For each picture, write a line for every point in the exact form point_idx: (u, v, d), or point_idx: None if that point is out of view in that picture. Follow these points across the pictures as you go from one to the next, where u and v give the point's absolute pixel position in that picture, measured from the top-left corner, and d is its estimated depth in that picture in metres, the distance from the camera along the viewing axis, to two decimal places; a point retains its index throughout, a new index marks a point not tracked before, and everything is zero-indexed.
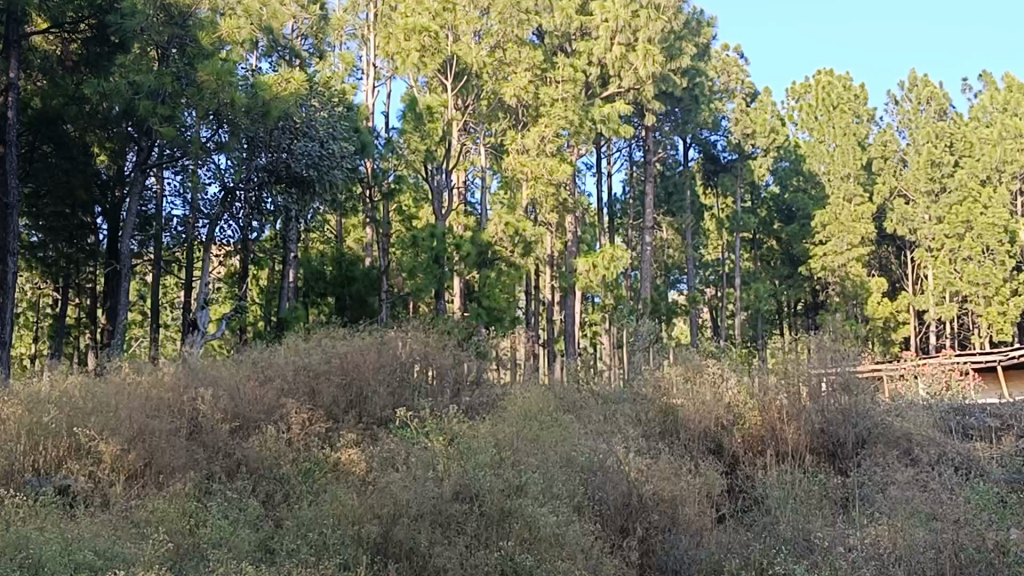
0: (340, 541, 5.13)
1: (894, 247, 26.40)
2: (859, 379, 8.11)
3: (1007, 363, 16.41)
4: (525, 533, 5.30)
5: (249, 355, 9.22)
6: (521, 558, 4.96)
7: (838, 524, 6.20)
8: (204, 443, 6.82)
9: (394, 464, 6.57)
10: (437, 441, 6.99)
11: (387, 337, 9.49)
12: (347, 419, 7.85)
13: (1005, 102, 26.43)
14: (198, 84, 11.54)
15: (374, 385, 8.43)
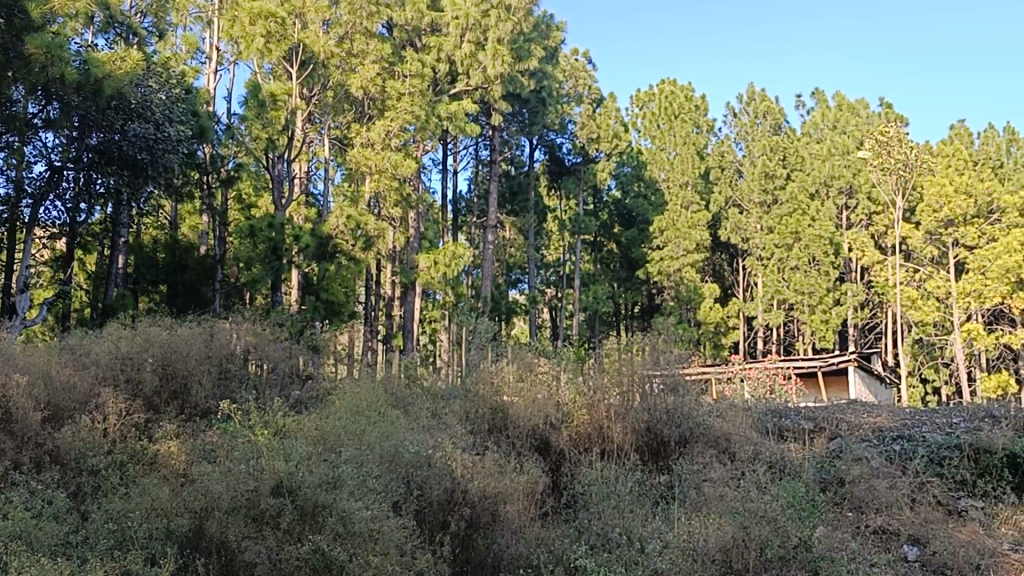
0: (148, 536, 4.62)
1: (727, 255, 27.47)
2: (685, 381, 7.62)
3: (827, 369, 17.13)
4: (338, 527, 4.53)
5: (68, 341, 8.41)
6: (333, 550, 4.33)
7: (662, 521, 5.52)
8: (11, 431, 6.18)
9: (215, 457, 6.01)
10: (261, 433, 6.23)
11: (215, 326, 8.61)
12: (168, 410, 7.22)
13: (835, 120, 27.86)
14: (25, 57, 10.16)
15: (201, 375, 7.68)
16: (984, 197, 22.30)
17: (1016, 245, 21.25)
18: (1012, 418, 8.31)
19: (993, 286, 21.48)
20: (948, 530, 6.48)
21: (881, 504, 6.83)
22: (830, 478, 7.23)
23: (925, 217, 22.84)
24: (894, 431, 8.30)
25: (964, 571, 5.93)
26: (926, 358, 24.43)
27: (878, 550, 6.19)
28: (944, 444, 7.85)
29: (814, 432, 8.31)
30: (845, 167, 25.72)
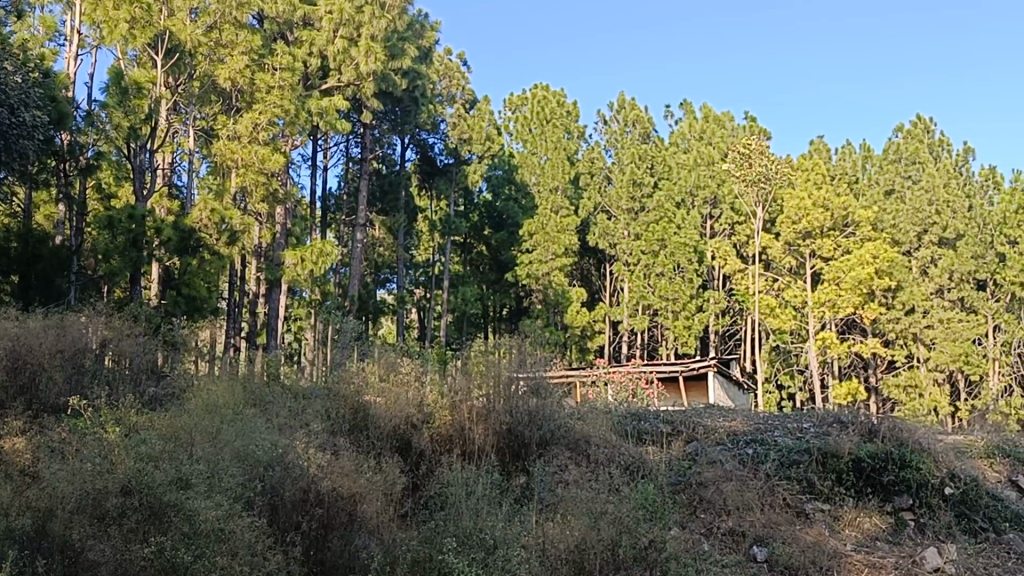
0: None
1: (595, 260, 27.81)
2: (549, 384, 7.65)
3: (689, 374, 17.47)
4: (184, 527, 4.39)
5: None
6: (178, 553, 4.20)
7: (517, 523, 5.48)
8: None
9: (62, 454, 5.78)
10: (112, 431, 6.01)
11: (67, 318, 8.28)
12: (14, 406, 6.93)
13: (701, 131, 28.52)
14: None
15: (50, 370, 7.39)
16: (840, 210, 23.17)
17: (868, 259, 22.18)
18: (859, 423, 8.60)
19: (846, 297, 22.38)
20: (797, 531, 6.76)
21: (734, 506, 6.99)
22: (684, 481, 7.37)
23: (784, 227, 23.58)
24: (748, 435, 8.52)
25: (809, 571, 6.27)
26: (783, 365, 25.20)
27: (729, 551, 6.44)
28: (794, 449, 8.10)
29: (671, 435, 8.46)
30: (710, 177, 26.62)
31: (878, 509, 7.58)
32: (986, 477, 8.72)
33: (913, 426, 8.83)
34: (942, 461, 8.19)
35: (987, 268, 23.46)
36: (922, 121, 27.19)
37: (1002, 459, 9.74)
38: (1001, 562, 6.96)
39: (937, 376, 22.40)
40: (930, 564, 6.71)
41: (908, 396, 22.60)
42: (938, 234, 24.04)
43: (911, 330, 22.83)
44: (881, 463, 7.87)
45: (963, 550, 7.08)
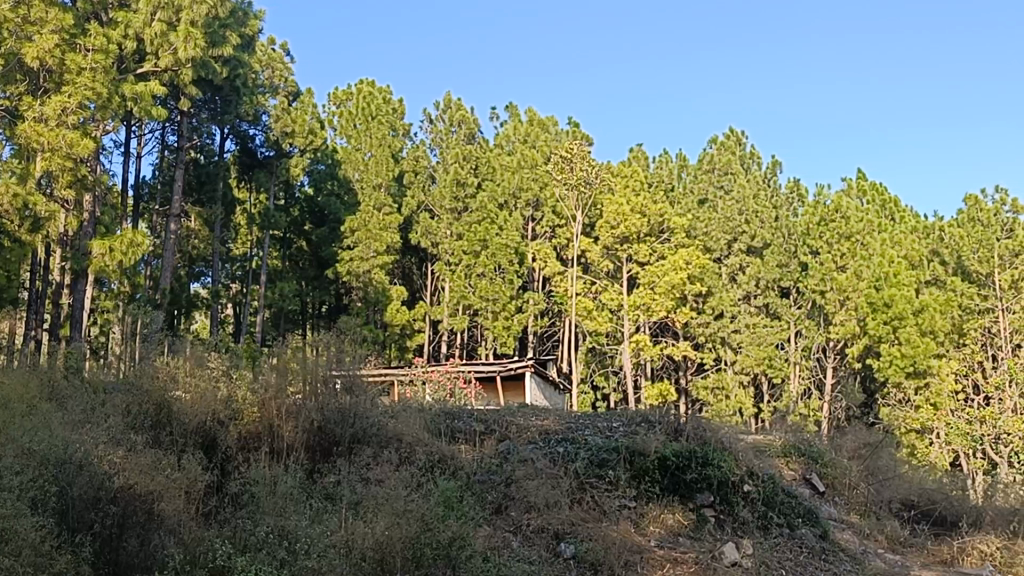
0: None
1: (416, 259, 27.71)
2: (360, 382, 7.66)
3: (506, 374, 17.64)
4: None
5: None
6: None
7: (320, 522, 5.38)
8: None
9: None
10: None
11: None
12: None
13: (525, 134, 28.94)
14: None
15: None
16: (656, 217, 23.98)
17: (681, 264, 23.20)
18: (665, 422, 8.84)
19: (660, 301, 23.20)
20: (602, 527, 6.93)
21: (543, 503, 7.04)
22: (493, 480, 7.41)
23: (603, 232, 24.03)
24: (559, 434, 8.63)
25: (616, 568, 6.45)
26: (598, 366, 25.68)
27: (536, 548, 6.50)
28: (603, 447, 8.26)
29: (484, 434, 8.50)
30: (533, 180, 26.76)
31: (681, 506, 7.81)
32: (782, 476, 9.14)
33: (716, 427, 9.15)
34: (742, 460, 8.59)
35: (791, 276, 24.63)
36: (734, 134, 28.20)
37: (798, 458, 10.23)
38: (793, 556, 7.49)
39: (742, 378, 23.24)
40: (728, 559, 6.97)
41: (715, 398, 23.16)
42: (747, 243, 24.93)
43: (719, 334, 23.87)
44: (685, 461, 8.10)
45: (759, 545, 7.51)
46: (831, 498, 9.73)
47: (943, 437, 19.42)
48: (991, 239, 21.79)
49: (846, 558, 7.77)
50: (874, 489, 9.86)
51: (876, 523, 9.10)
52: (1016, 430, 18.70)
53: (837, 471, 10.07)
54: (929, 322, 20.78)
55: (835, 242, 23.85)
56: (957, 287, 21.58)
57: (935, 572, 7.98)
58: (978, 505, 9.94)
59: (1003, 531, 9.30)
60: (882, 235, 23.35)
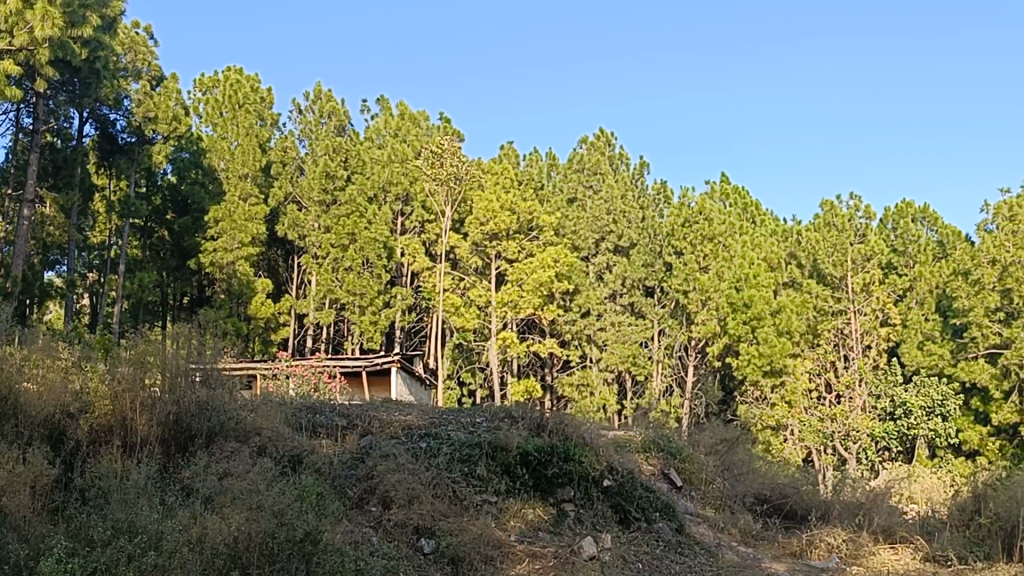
0: None
1: (283, 251, 27.30)
2: (219, 374, 7.51)
3: (371, 369, 17.55)
4: None
5: None
6: None
7: (172, 517, 5.25)
8: None
9: None
10: None
11: None
12: None
13: (396, 128, 28.83)
14: None
15: None
16: (525, 214, 24.21)
17: (550, 262, 23.44)
18: (528, 418, 8.92)
19: (528, 298, 23.32)
20: (463, 522, 6.94)
21: (404, 499, 7.02)
22: (353, 476, 7.35)
23: (472, 228, 24.05)
24: (422, 429, 8.59)
25: (475, 564, 6.47)
26: (464, 363, 25.65)
27: (396, 544, 6.47)
28: (465, 442, 8.25)
29: (346, 429, 8.40)
30: (403, 174, 26.88)
31: (542, 501, 7.90)
32: (641, 471, 9.34)
33: (578, 422, 9.29)
34: (603, 455, 8.73)
35: (655, 275, 25.18)
36: (603, 135, 28.63)
37: (657, 454, 10.40)
38: (650, 550, 7.64)
39: (606, 376, 23.53)
40: (585, 553, 7.08)
41: (580, 395, 23.27)
42: (613, 242, 25.32)
43: (586, 331, 24.04)
44: (545, 457, 8.19)
45: (617, 539, 7.66)
46: (688, 492, 9.95)
47: (796, 434, 19.89)
48: (845, 243, 22.46)
49: (701, 551, 7.99)
50: (728, 484, 10.20)
51: (730, 517, 9.35)
52: (865, 427, 19.49)
53: (694, 466, 10.33)
54: (785, 323, 21.55)
55: (697, 244, 24.15)
56: (812, 288, 22.31)
57: (785, 564, 8.24)
58: (826, 498, 10.33)
59: (848, 523, 9.66)
60: (742, 238, 24.10)
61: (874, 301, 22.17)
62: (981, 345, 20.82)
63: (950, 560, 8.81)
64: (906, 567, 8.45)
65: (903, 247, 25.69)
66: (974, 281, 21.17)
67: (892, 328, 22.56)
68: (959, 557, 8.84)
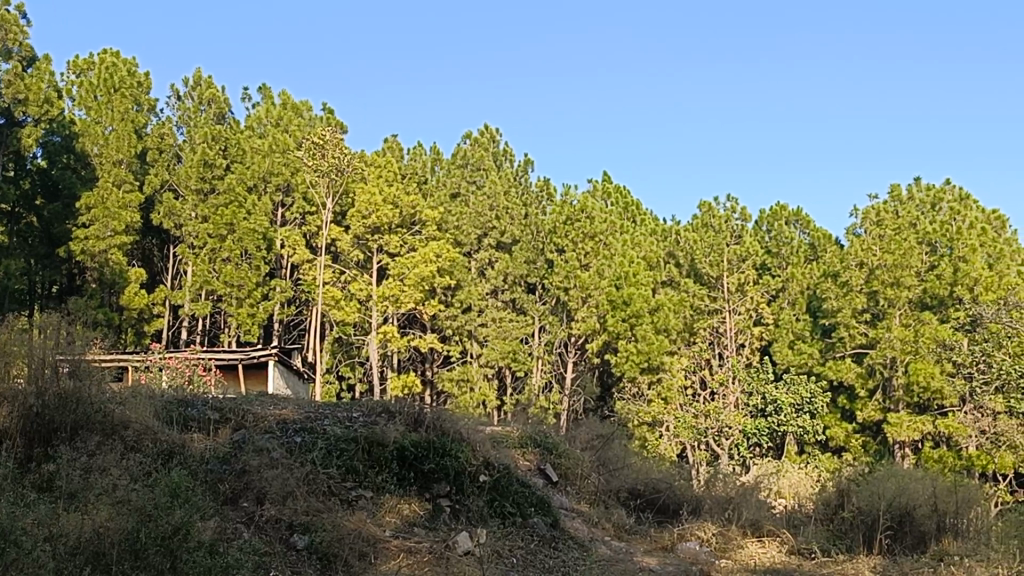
0: None
1: (158, 241, 26.64)
2: (86, 365, 7.28)
3: (247, 362, 17.23)
4: None
5: None
6: None
7: (31, 514, 5.08)
8: None
9: None
10: None
11: None
12: None
13: (277, 118, 28.38)
14: None
15: None
16: (408, 208, 24.24)
17: (432, 257, 23.42)
18: (405, 412, 8.86)
19: (409, 292, 23.20)
20: (338, 517, 6.88)
21: (276, 494, 6.94)
22: (225, 471, 7.21)
23: (354, 221, 23.74)
24: (297, 423, 8.47)
25: (349, 560, 6.45)
26: (343, 357, 25.45)
27: (269, 540, 6.40)
28: (341, 437, 8.16)
29: (218, 423, 8.24)
30: (284, 165, 26.55)
31: (417, 496, 7.88)
32: (517, 466, 9.40)
33: (455, 417, 9.30)
34: (479, 450, 8.77)
35: (537, 272, 25.24)
36: (487, 132, 28.68)
37: (533, 449, 10.46)
38: (524, 544, 7.71)
39: (486, 371, 23.62)
40: (461, 548, 7.11)
41: (459, 390, 23.25)
42: (496, 238, 25.45)
43: (466, 327, 24.15)
44: (422, 452, 8.17)
45: (492, 534, 7.72)
46: (563, 487, 10.04)
47: (671, 429, 20.45)
48: (721, 244, 23.13)
49: (575, 545, 8.09)
50: (603, 479, 10.35)
51: (604, 512, 9.48)
52: (736, 423, 19.93)
53: (570, 461, 10.41)
54: (663, 321, 21.98)
55: (578, 242, 24.43)
56: (688, 288, 22.78)
57: (656, 557, 8.39)
58: (698, 493, 10.57)
59: (718, 517, 9.91)
60: (623, 237, 24.44)
61: (748, 300, 22.83)
62: (848, 344, 21.69)
63: (813, 552, 9.11)
64: (772, 560, 8.69)
65: (776, 249, 26.41)
66: (842, 283, 21.86)
67: (765, 327, 23.14)
68: (822, 549, 9.16)
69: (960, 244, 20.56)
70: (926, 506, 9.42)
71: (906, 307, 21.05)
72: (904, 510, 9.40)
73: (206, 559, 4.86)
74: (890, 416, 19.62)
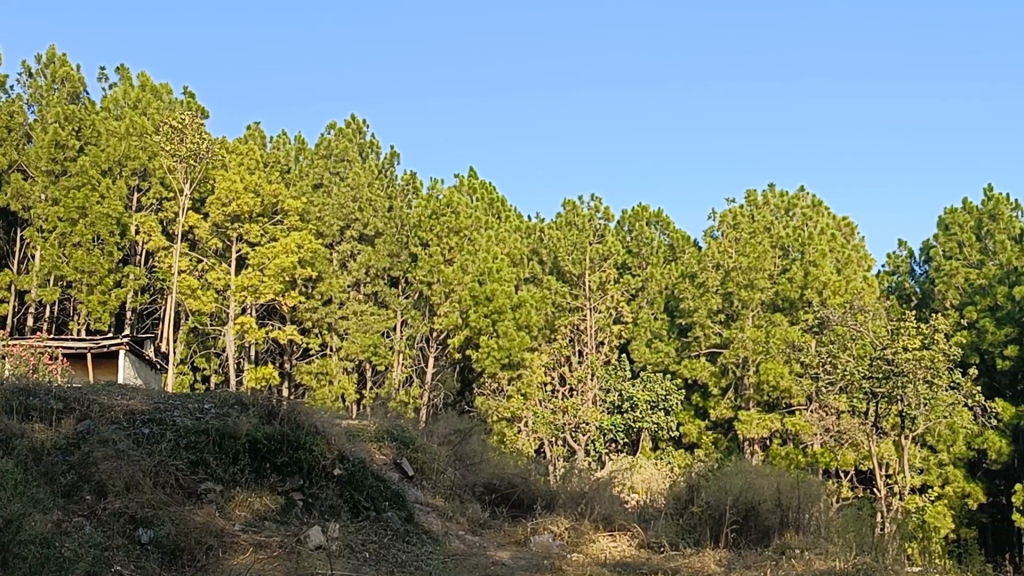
0: None
1: (4, 223, 25.53)
2: None
3: (97, 351, 16.67)
4: None
5: None
6: None
7: None
8: None
9: None
10: None
11: None
12: None
13: (136, 100, 27.54)
14: None
15: None
16: (269, 197, 23.74)
17: (293, 247, 23.05)
18: (258, 404, 8.69)
19: (269, 283, 22.82)
20: (185, 511, 6.74)
21: (121, 486, 6.75)
22: (67, 462, 6.96)
23: (213, 209, 23.22)
24: (145, 413, 8.23)
25: (195, 555, 6.30)
26: (198, 347, 24.84)
27: (110, 534, 6.21)
28: (192, 428, 7.96)
29: (61, 413, 7.93)
30: (141, 148, 25.76)
31: (269, 489, 7.75)
32: (372, 460, 9.35)
33: (310, 411, 9.19)
34: (334, 444, 8.69)
35: (401, 266, 25.14)
36: (354, 123, 28.52)
37: (390, 443, 10.40)
38: (377, 539, 7.68)
39: (346, 365, 23.35)
40: (312, 542, 7.04)
41: (318, 383, 22.94)
42: (358, 231, 25.25)
43: (326, 320, 23.80)
44: (275, 445, 8.04)
45: (344, 528, 7.66)
46: (418, 481, 10.02)
47: (530, 425, 20.62)
48: (585, 242, 23.48)
49: (428, 539, 8.10)
50: (459, 474, 10.39)
51: (459, 506, 9.51)
52: (593, 419, 20.34)
53: (426, 456, 10.39)
54: (525, 317, 22.17)
55: (443, 236, 24.10)
56: (551, 285, 23.21)
57: (509, 551, 8.46)
58: (552, 487, 10.69)
59: (571, 512, 10.05)
60: (487, 233, 24.50)
61: (608, 299, 23.24)
62: (702, 344, 22.28)
63: (662, 546, 9.32)
64: (623, 554, 8.87)
65: (637, 249, 26.92)
66: (699, 284, 22.46)
67: (623, 326, 23.55)
68: (671, 543, 9.38)
69: (811, 249, 21.32)
70: (771, 501, 9.75)
71: (759, 308, 21.75)
72: (751, 506, 9.73)
73: (41, 554, 4.69)
74: (742, 414, 20.16)
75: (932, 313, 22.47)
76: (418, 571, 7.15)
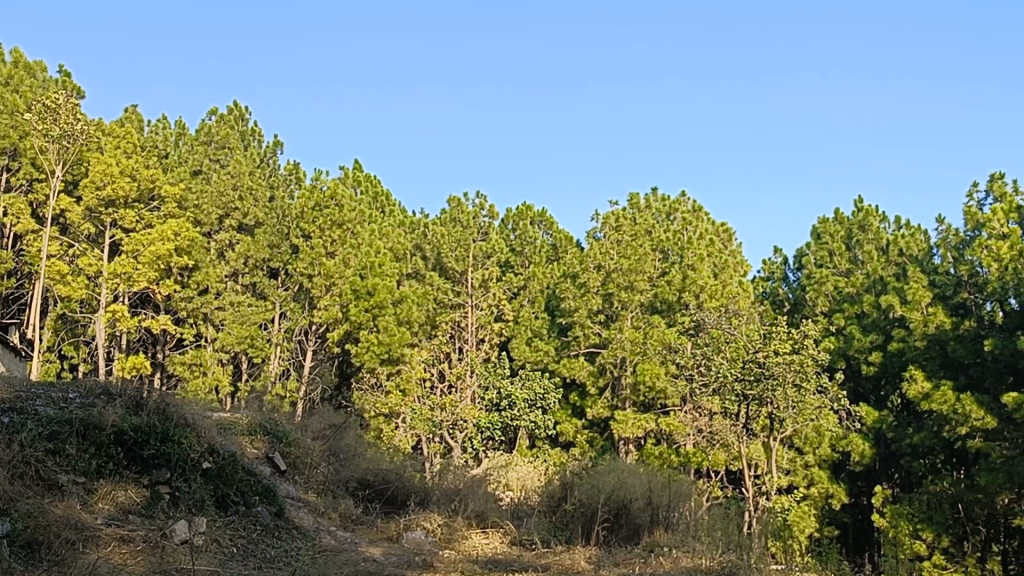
0: None
1: None
2: None
3: None
4: None
5: None
6: None
7: None
8: None
9: None
10: None
11: None
12: None
13: (7, 75, 26.04)
14: None
15: None
16: (146, 182, 23.14)
17: (169, 235, 22.50)
18: (126, 394, 8.47)
19: (143, 271, 22.21)
20: (44, 504, 6.53)
21: None
22: None
23: (87, 192, 22.33)
24: (5, 401, 7.94)
25: (52, 548, 6.11)
26: (66, 335, 24.04)
27: None
28: (55, 418, 7.71)
29: None
30: (11, 126, 24.77)
31: (134, 482, 7.56)
32: (244, 453, 9.20)
33: (179, 403, 8.98)
34: (204, 436, 8.52)
35: (280, 257, 24.92)
36: (236, 109, 27.99)
37: (263, 437, 10.27)
38: (245, 534, 7.57)
39: (221, 356, 22.88)
40: (177, 536, 6.90)
41: (191, 374, 22.38)
42: (237, 220, 24.84)
43: (202, 310, 23.20)
44: (142, 437, 7.85)
45: (211, 523, 7.52)
46: (290, 475, 9.90)
47: (408, 421, 20.51)
48: (467, 239, 23.36)
49: (298, 535, 8.01)
50: (332, 469, 10.31)
51: (331, 502, 9.44)
52: (470, 416, 20.19)
53: (299, 450, 10.30)
54: (406, 313, 22.09)
55: (326, 228, 23.79)
56: (433, 282, 22.96)
57: (380, 548, 8.41)
58: (426, 484, 10.69)
59: (445, 508, 10.05)
60: (370, 227, 24.33)
61: (490, 297, 23.37)
62: (582, 343, 22.55)
63: (534, 543, 9.38)
64: (495, 551, 8.90)
65: (519, 248, 27.08)
66: (580, 284, 22.56)
67: (504, 324, 23.65)
68: (542, 540, 9.45)
69: (689, 253, 21.77)
70: (641, 500, 9.93)
71: (637, 310, 22.11)
72: (621, 504, 9.89)
73: None
74: (617, 414, 20.40)
75: (803, 318, 23.17)
76: (285, 567, 7.06)
